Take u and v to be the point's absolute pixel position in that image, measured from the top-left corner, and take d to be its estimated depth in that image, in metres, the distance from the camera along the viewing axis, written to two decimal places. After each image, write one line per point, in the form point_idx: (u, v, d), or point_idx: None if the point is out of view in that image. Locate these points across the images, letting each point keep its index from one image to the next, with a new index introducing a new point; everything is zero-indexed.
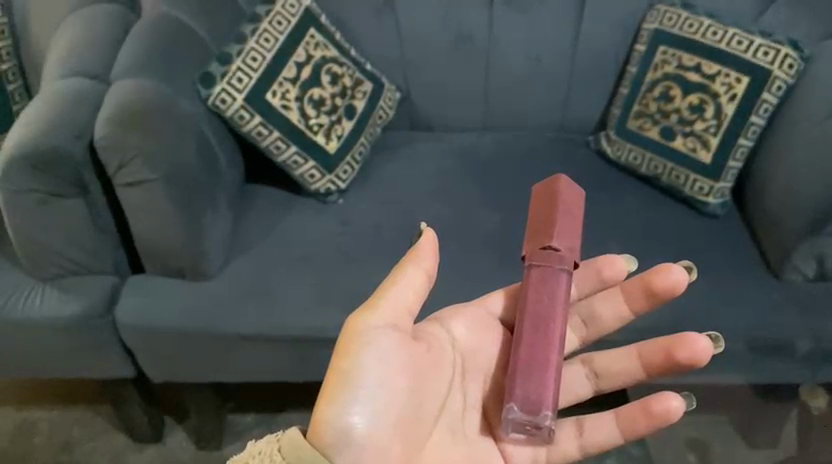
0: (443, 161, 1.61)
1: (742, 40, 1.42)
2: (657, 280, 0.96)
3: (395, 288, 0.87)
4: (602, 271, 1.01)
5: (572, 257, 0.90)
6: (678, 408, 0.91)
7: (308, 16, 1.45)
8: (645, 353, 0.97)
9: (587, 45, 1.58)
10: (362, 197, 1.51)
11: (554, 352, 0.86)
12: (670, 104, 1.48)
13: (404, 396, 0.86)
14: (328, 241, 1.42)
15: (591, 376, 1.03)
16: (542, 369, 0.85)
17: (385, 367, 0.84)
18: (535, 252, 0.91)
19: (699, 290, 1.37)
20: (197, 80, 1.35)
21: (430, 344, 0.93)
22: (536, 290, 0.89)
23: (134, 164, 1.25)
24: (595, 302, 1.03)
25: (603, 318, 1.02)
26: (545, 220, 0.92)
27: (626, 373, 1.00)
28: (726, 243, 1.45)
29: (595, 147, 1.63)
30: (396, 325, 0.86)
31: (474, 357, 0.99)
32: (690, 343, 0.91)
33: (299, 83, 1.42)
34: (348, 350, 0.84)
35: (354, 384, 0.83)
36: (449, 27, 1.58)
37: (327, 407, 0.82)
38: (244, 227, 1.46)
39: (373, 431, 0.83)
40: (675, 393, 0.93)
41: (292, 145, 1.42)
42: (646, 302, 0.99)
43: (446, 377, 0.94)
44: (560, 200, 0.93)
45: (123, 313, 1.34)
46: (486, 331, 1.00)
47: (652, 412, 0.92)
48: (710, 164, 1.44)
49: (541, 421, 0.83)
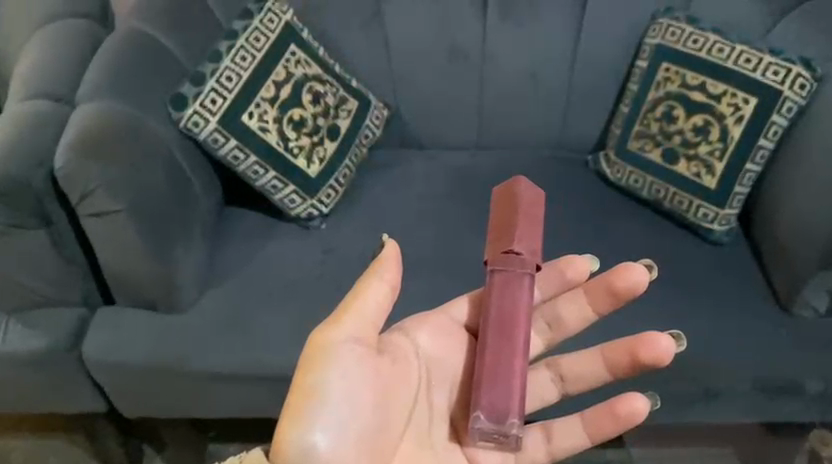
0: (434, 182, 1.53)
1: (750, 57, 1.32)
2: (617, 281, 0.97)
3: (361, 302, 0.85)
4: (565, 272, 1.01)
5: (534, 261, 0.87)
6: (642, 408, 0.92)
7: (289, 31, 1.37)
8: (609, 355, 0.98)
9: (586, 61, 1.50)
10: (347, 222, 1.43)
11: (519, 358, 0.83)
12: (674, 125, 1.38)
13: (371, 414, 0.84)
14: (309, 271, 1.34)
15: (557, 381, 1.03)
16: (507, 377, 0.82)
17: (350, 383, 0.82)
18: (497, 256, 0.88)
19: (703, 327, 1.29)
20: (168, 101, 1.27)
21: (394, 355, 0.91)
22: (499, 298, 0.86)
23: (97, 194, 1.16)
24: (559, 305, 1.02)
25: (568, 320, 1.02)
26: (506, 223, 0.89)
27: (592, 376, 1.00)
28: (731, 274, 1.36)
29: (595, 168, 1.54)
30: (360, 339, 0.84)
31: (438, 367, 0.96)
32: (652, 343, 0.92)
33: (277, 104, 1.33)
34: (311, 366, 0.82)
35: (322, 404, 0.80)
36: (440, 41, 1.49)
37: (293, 429, 0.79)
38: (223, 253, 1.38)
39: (340, 449, 0.81)
40: (640, 394, 0.94)
41: (270, 169, 1.33)
42: (609, 303, 0.99)
43: (410, 390, 0.91)
44: (519, 201, 0.90)
45: (90, 348, 1.27)
46: (450, 338, 0.98)
47: (618, 415, 0.94)
48: (715, 191, 1.36)
49: (508, 430, 0.81)
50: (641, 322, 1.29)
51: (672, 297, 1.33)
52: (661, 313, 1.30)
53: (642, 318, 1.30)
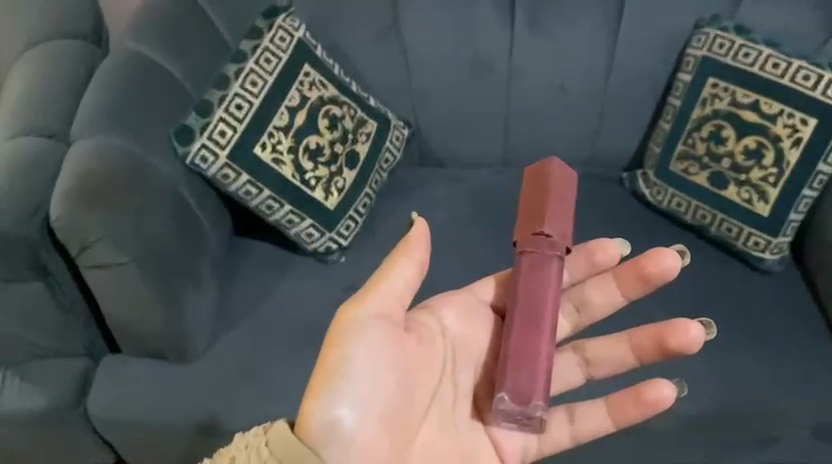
0: (459, 207, 1.42)
1: (809, 74, 1.21)
2: (649, 266, 0.92)
3: (387, 280, 0.82)
4: (594, 256, 0.96)
5: (564, 243, 0.86)
6: (669, 395, 0.86)
7: (301, 50, 1.25)
8: (636, 341, 0.92)
9: (623, 73, 1.38)
10: (368, 254, 1.32)
11: (545, 342, 0.82)
12: (722, 147, 1.27)
13: (394, 395, 0.80)
14: (329, 313, 1.24)
15: (582, 364, 0.97)
16: (532, 359, 0.81)
17: (377, 362, 0.79)
18: (526, 237, 0.87)
19: (757, 369, 1.20)
20: (172, 135, 1.15)
21: (420, 335, 0.87)
22: (527, 279, 0.85)
23: (99, 245, 1.05)
24: (586, 289, 0.97)
25: (596, 304, 0.97)
26: (535, 206, 0.88)
27: (619, 362, 0.94)
28: (785, 307, 1.26)
29: (631, 188, 1.43)
30: (386, 316, 0.81)
31: (464, 346, 0.92)
32: (681, 331, 0.87)
33: (292, 132, 1.22)
34: (336, 342, 0.78)
35: (346, 381, 0.77)
36: (464, 53, 1.37)
37: (314, 404, 0.76)
38: (234, 293, 1.27)
39: (363, 426, 0.77)
40: (667, 381, 0.88)
41: (285, 203, 1.22)
42: (639, 288, 0.94)
43: (435, 371, 0.87)
44: (553, 184, 0.89)
45: (95, 403, 1.17)
46: (476, 319, 0.94)
47: (642, 401, 0.88)
48: (768, 218, 1.25)
49: (531, 411, 0.80)
50: (690, 365, 1.20)
51: (721, 335, 1.23)
52: (711, 355, 1.21)
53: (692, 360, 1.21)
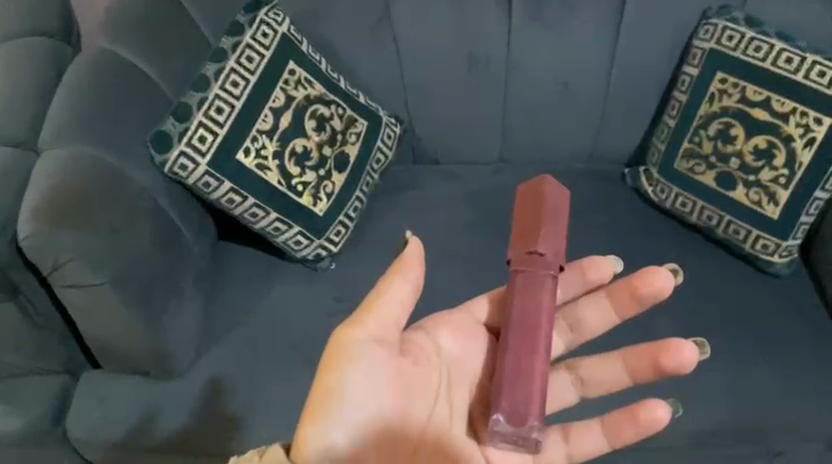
0: (455, 209, 1.36)
1: (824, 70, 1.15)
2: (643, 286, 0.86)
3: (382, 301, 0.76)
4: (587, 274, 0.90)
5: (558, 261, 0.78)
6: (664, 415, 0.82)
7: (286, 46, 1.17)
8: (630, 361, 0.86)
9: (626, 66, 1.31)
10: (361, 262, 1.26)
11: (541, 360, 0.75)
12: (731, 146, 1.21)
13: (389, 419, 0.77)
14: (321, 325, 1.19)
15: (576, 383, 0.91)
16: (528, 379, 0.74)
17: (373, 385, 0.75)
18: (519, 256, 0.79)
19: (766, 380, 1.15)
20: (149, 142, 1.08)
21: (415, 357, 0.80)
22: (521, 299, 0.77)
23: (70, 266, 0.99)
24: (579, 308, 0.91)
25: (589, 324, 0.91)
26: (528, 222, 0.80)
27: (614, 383, 0.88)
28: (795, 313, 1.22)
29: (633, 184, 1.37)
30: (383, 339, 0.76)
31: (458, 367, 0.85)
32: (673, 350, 0.81)
33: (277, 136, 1.15)
34: (331, 366, 0.74)
35: (339, 405, 0.74)
36: (460, 46, 1.30)
37: (310, 427, 0.73)
38: (220, 305, 1.21)
39: (357, 450, 0.75)
40: (662, 401, 0.83)
41: (271, 211, 1.16)
42: (632, 307, 0.89)
43: (430, 394, 0.81)
44: (547, 199, 0.80)
45: (75, 425, 1.12)
46: (471, 339, 0.87)
47: (638, 421, 0.83)
48: (778, 221, 1.20)
49: (527, 433, 0.73)
50: (697, 376, 1.15)
51: (729, 344, 1.18)
52: (719, 366, 1.16)
53: (699, 372, 1.16)
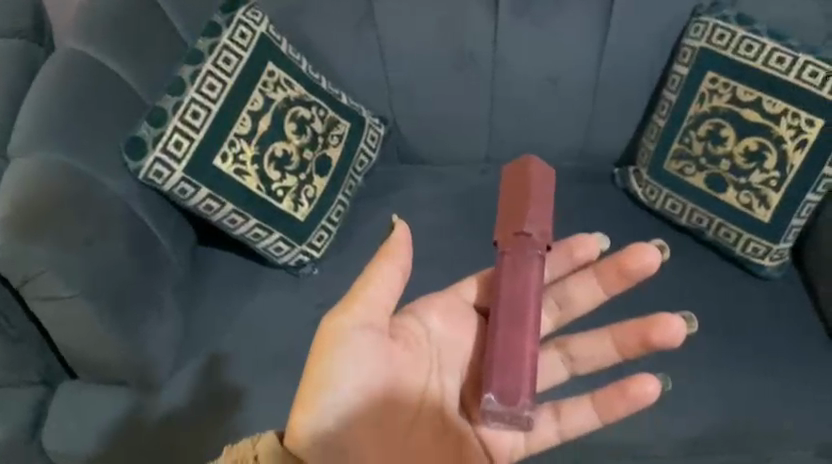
0: (441, 210, 1.33)
1: (817, 70, 1.11)
2: (630, 262, 0.86)
3: (371, 287, 0.74)
4: (575, 252, 0.89)
5: (545, 240, 0.76)
6: (653, 390, 0.81)
7: (265, 46, 1.14)
8: (619, 337, 0.85)
9: (617, 62, 1.26)
10: (344, 267, 1.24)
11: (530, 340, 0.73)
12: (721, 148, 1.19)
13: (380, 403, 0.75)
14: (303, 332, 1.16)
15: (565, 361, 0.89)
16: (519, 358, 0.72)
17: (364, 371, 0.73)
18: (506, 236, 0.77)
19: (755, 386, 1.13)
20: (123, 148, 1.04)
21: (405, 342, 0.79)
22: (509, 280, 0.75)
23: (43, 277, 0.95)
24: (568, 286, 0.90)
25: (578, 302, 0.89)
26: (515, 202, 0.78)
27: (603, 359, 0.87)
28: (785, 317, 1.20)
29: (622, 184, 1.34)
30: (373, 324, 0.74)
31: (448, 349, 0.83)
32: (663, 325, 0.81)
33: (255, 140, 1.12)
34: (321, 354, 0.72)
35: (331, 392, 0.71)
36: (444, 44, 1.26)
37: (301, 416, 0.70)
38: (200, 313, 1.19)
39: (349, 435, 0.73)
40: (651, 376, 0.83)
41: (251, 217, 1.13)
42: (620, 285, 0.88)
43: (421, 377, 0.79)
44: (531, 180, 0.79)
45: (52, 438, 1.08)
46: (461, 321, 0.85)
47: (627, 396, 0.82)
48: (769, 224, 1.18)
49: (519, 411, 0.70)
50: (686, 383, 1.13)
51: (718, 350, 1.16)
52: (708, 372, 1.14)
53: (688, 378, 1.14)
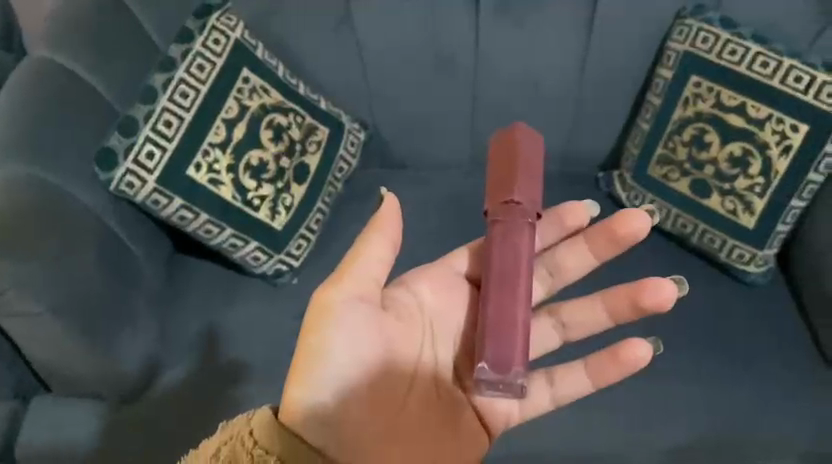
0: (423, 215, 1.31)
1: (801, 75, 1.10)
2: (619, 228, 0.83)
3: (361, 261, 0.74)
4: (564, 219, 0.87)
5: (535, 208, 0.75)
6: (645, 355, 0.80)
7: (240, 52, 1.12)
8: (609, 302, 0.84)
9: (600, 65, 1.24)
10: (324, 276, 1.21)
11: (521, 308, 0.73)
12: (706, 153, 1.17)
13: (375, 374, 0.75)
14: (281, 342, 1.14)
15: (558, 329, 0.89)
16: (511, 328, 0.71)
17: (357, 343, 0.73)
18: (495, 206, 0.76)
19: (740, 394, 1.12)
20: (93, 160, 1.02)
21: (398, 313, 0.79)
22: (498, 250, 0.74)
23: (11, 295, 0.93)
24: (559, 255, 0.87)
25: (571, 270, 0.87)
26: (503, 172, 0.77)
27: (595, 326, 0.86)
28: (771, 323, 1.18)
29: (606, 189, 1.32)
30: (366, 297, 0.74)
31: (442, 320, 0.83)
32: (652, 288, 0.79)
33: (230, 148, 1.10)
34: (314, 327, 0.72)
35: (327, 364, 0.72)
36: (424, 47, 1.24)
37: (296, 388, 0.71)
38: (177, 323, 1.17)
39: (345, 406, 0.73)
40: (642, 340, 0.81)
41: (226, 227, 1.11)
42: (611, 251, 0.85)
43: (416, 347, 0.79)
44: (520, 149, 0.78)
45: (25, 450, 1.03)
46: (454, 293, 0.84)
47: (618, 361, 0.81)
48: (753, 230, 1.16)
49: (512, 380, 0.70)
50: (670, 392, 1.12)
51: (703, 357, 1.14)
52: (692, 381, 1.13)
53: (672, 387, 1.12)
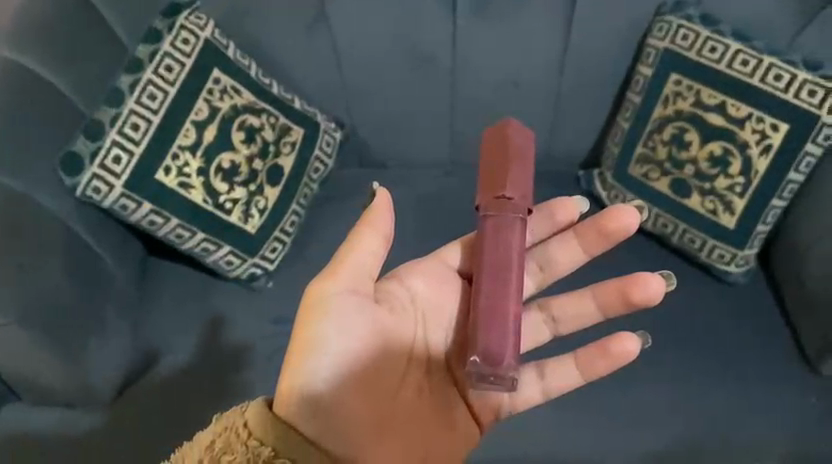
0: (401, 215, 1.28)
1: (781, 73, 1.09)
2: (610, 224, 0.82)
3: (354, 254, 0.74)
4: (555, 215, 0.86)
5: (526, 203, 0.74)
6: (634, 349, 0.81)
7: (211, 52, 1.09)
8: (600, 296, 0.84)
9: (579, 63, 1.22)
10: (300, 280, 1.19)
11: (513, 301, 0.71)
12: (685, 152, 1.16)
13: (368, 367, 0.75)
14: (255, 347, 1.12)
15: (548, 322, 0.88)
16: (503, 319, 0.70)
17: (350, 335, 0.74)
18: (486, 201, 0.75)
19: (723, 396, 1.09)
20: (58, 166, 1.00)
21: (389, 306, 0.79)
22: (490, 243, 0.73)
23: None
24: (550, 250, 0.86)
25: (562, 266, 0.86)
26: (494, 166, 0.76)
27: (585, 321, 0.86)
28: (751, 322, 1.16)
29: (588, 187, 1.30)
30: (359, 289, 0.75)
31: (435, 314, 0.83)
32: (642, 284, 0.80)
33: (200, 151, 1.08)
34: (308, 318, 0.73)
35: (320, 355, 0.72)
36: (401, 44, 1.21)
37: (291, 378, 0.72)
38: (148, 330, 1.14)
39: (339, 397, 0.73)
40: (631, 334, 0.82)
41: (197, 231, 1.09)
42: (601, 247, 0.85)
43: (407, 338, 0.79)
44: (511, 144, 0.77)
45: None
46: (446, 289, 0.84)
47: (608, 354, 0.82)
48: (733, 230, 1.15)
49: (504, 372, 0.69)
50: (651, 395, 1.09)
51: (685, 359, 1.12)
52: (673, 383, 1.10)
53: (652, 390, 1.10)
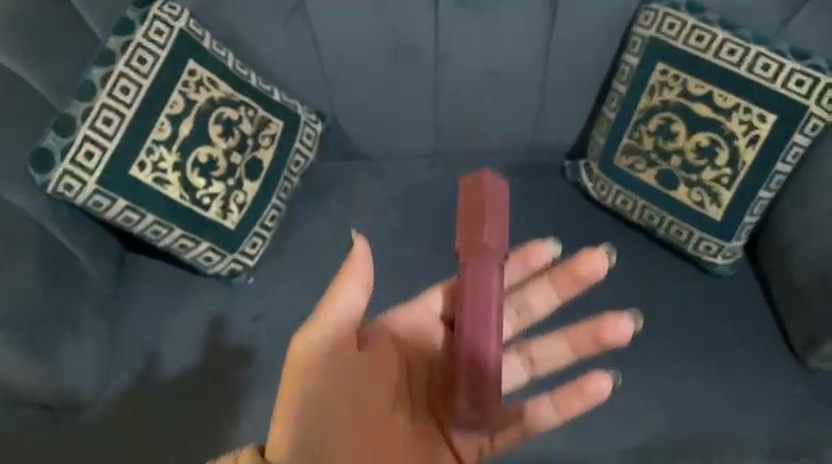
0: (384, 208, 1.26)
1: (769, 63, 1.07)
2: (580, 267, 0.86)
3: (337, 305, 0.70)
4: (530, 260, 0.88)
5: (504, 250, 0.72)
6: (606, 389, 0.84)
7: (186, 44, 1.06)
8: (574, 338, 0.87)
9: (564, 53, 1.19)
10: (281, 276, 1.17)
11: (495, 340, 0.72)
12: (672, 143, 1.14)
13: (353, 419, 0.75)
14: (234, 346, 1.10)
15: (526, 364, 0.91)
16: (484, 362, 0.71)
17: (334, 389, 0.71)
18: (465, 248, 0.72)
19: (709, 391, 1.08)
20: (28, 161, 0.98)
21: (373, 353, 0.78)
22: (471, 292, 0.72)
23: None
24: (526, 293, 0.89)
25: (538, 309, 0.89)
26: (472, 212, 0.73)
27: (560, 360, 0.90)
28: (738, 314, 1.14)
29: (573, 179, 1.28)
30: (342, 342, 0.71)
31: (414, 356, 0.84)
32: (611, 325, 0.83)
33: (176, 145, 1.05)
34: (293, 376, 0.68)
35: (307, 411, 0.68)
36: (382, 34, 1.18)
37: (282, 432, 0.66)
38: (126, 329, 1.12)
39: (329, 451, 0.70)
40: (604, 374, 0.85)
41: (175, 228, 1.06)
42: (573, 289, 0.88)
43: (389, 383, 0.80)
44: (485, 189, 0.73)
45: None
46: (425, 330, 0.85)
47: (584, 395, 0.85)
48: (720, 222, 1.13)
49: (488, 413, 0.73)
50: (637, 390, 1.08)
51: (671, 353, 1.11)
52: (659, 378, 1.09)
53: (637, 385, 1.09)
